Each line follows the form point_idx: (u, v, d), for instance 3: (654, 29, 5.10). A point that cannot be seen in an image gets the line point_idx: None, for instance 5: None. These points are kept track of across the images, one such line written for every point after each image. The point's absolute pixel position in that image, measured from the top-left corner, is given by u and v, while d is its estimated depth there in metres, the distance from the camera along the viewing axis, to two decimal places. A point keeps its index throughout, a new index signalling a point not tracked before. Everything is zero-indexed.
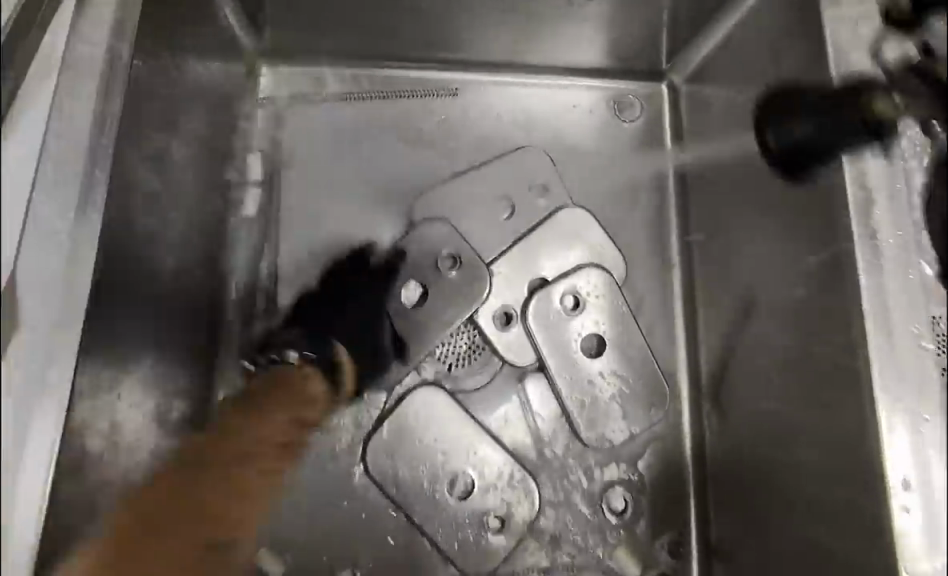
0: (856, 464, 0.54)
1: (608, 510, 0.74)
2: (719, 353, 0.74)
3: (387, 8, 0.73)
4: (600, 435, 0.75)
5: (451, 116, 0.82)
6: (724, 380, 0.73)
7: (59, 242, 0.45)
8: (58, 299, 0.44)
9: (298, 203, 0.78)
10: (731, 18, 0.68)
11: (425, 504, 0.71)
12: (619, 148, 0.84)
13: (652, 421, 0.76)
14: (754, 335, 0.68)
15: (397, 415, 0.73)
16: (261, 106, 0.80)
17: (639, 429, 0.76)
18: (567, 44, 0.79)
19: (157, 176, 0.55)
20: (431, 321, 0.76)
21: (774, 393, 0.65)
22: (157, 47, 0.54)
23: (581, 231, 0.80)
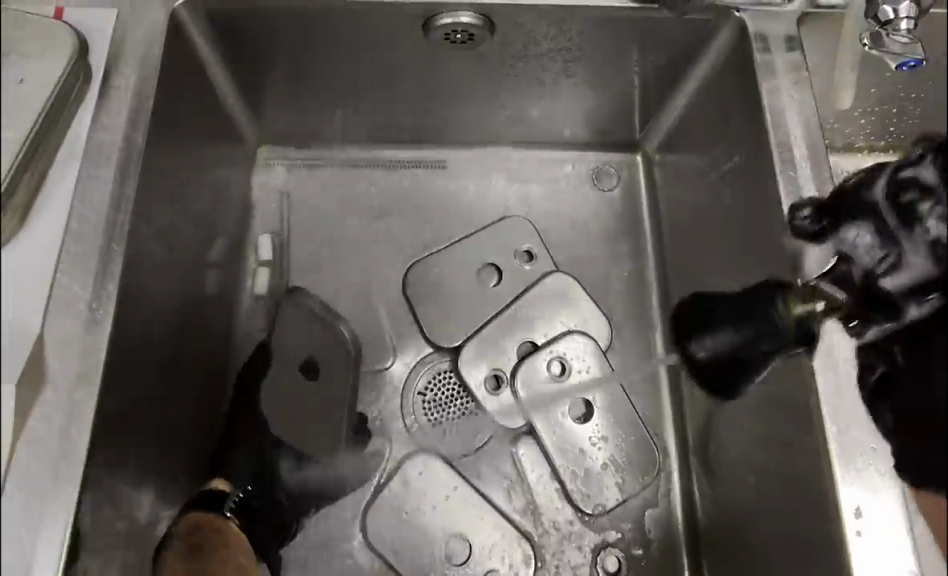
0: (817, 499, 0.57)
1: (603, 571, 0.81)
2: (702, 416, 0.82)
3: (388, 106, 0.88)
4: (592, 500, 0.84)
5: (446, 186, 0.96)
6: (709, 446, 0.80)
7: (76, 309, 0.54)
8: (77, 352, 0.53)
9: (320, 268, 0.92)
10: (686, 95, 0.82)
11: (422, 570, 0.79)
12: (602, 211, 0.96)
13: (645, 488, 0.85)
14: (739, 386, 0.72)
15: (397, 481, 0.83)
16: (274, 183, 0.94)
17: (630, 494, 0.84)
18: (536, 125, 0.92)
19: (168, 248, 0.66)
20: (425, 373, 0.88)
21: (746, 441, 0.71)
22: (165, 133, 0.65)
23: (570, 294, 0.91)
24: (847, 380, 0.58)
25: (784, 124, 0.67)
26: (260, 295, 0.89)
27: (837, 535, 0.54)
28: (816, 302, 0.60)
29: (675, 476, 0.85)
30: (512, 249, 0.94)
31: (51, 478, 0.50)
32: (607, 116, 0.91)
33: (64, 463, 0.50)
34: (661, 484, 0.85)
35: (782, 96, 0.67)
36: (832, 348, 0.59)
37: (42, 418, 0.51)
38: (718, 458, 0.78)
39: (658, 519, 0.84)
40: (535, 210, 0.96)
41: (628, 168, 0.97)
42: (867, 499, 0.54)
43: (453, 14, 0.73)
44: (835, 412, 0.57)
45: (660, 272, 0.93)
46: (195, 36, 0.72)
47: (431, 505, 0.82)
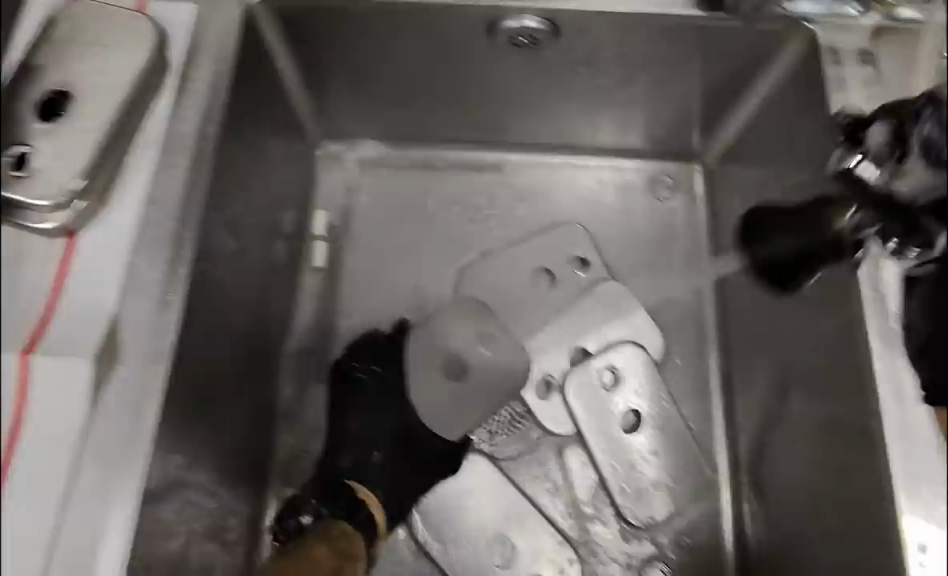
0: (878, 524, 0.57)
1: None
2: (757, 434, 0.81)
3: (451, 107, 0.89)
4: (640, 515, 0.83)
5: (502, 193, 0.96)
6: (763, 463, 0.79)
7: (150, 292, 0.55)
8: (147, 333, 0.54)
9: (375, 266, 0.92)
10: (752, 103, 0.81)
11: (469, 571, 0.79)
12: (659, 221, 0.96)
13: (694, 502, 0.84)
14: (797, 404, 0.71)
15: (446, 479, 0.83)
16: (332, 181, 0.95)
17: (679, 507, 0.84)
18: (597, 131, 0.92)
19: (233, 238, 0.67)
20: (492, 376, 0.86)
21: (806, 456, 0.70)
22: (235, 128, 0.66)
23: (623, 302, 0.91)
24: (914, 404, 0.57)
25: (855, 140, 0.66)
26: (318, 267, 0.91)
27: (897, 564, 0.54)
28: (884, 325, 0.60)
29: (726, 495, 0.84)
30: (566, 253, 0.93)
31: (125, 453, 0.52)
32: (668, 125, 0.90)
33: (136, 440, 0.52)
34: (710, 502, 0.84)
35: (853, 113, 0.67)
36: (897, 372, 0.59)
37: (112, 399, 0.52)
38: (772, 480, 0.77)
39: (706, 535, 0.83)
40: (591, 217, 0.95)
41: (686, 178, 0.96)
42: (927, 527, 0.54)
43: (518, 19, 0.73)
44: (898, 431, 0.57)
45: (717, 286, 0.92)
46: (266, 32, 0.74)
47: (477, 505, 0.82)
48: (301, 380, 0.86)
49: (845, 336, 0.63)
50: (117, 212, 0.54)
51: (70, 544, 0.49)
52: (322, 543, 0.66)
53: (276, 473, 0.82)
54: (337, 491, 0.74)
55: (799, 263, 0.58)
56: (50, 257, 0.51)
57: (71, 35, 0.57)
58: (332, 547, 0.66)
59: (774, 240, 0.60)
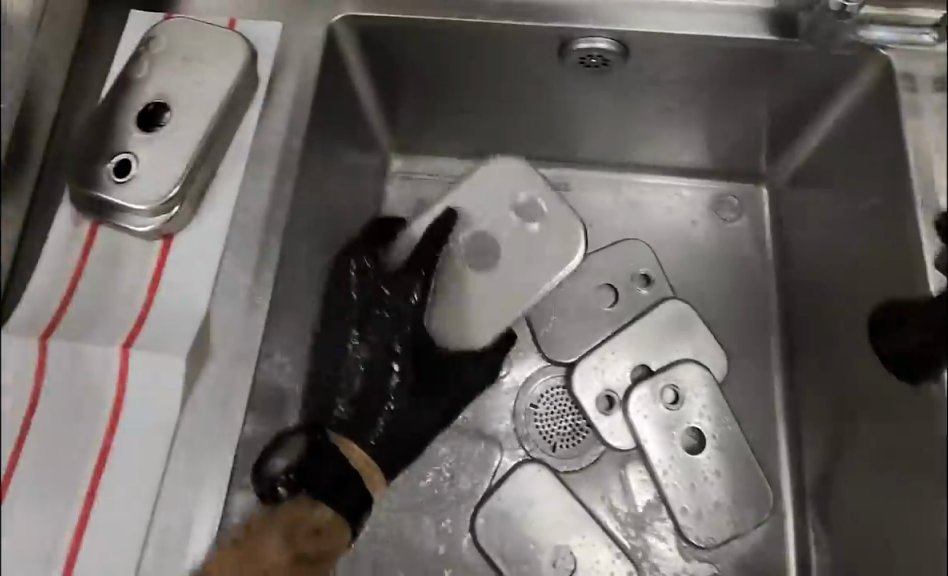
0: None
1: None
2: (823, 458, 0.81)
3: (522, 125, 0.91)
4: (702, 534, 0.83)
5: (565, 213, 0.96)
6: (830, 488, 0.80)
7: (238, 297, 0.58)
8: (242, 333, 0.58)
9: None
10: (823, 126, 0.81)
11: None
12: (724, 239, 0.96)
13: (757, 522, 0.84)
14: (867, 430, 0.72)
15: (506, 487, 0.84)
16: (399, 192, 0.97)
17: (741, 528, 0.84)
18: (664, 151, 0.93)
19: (311, 245, 0.70)
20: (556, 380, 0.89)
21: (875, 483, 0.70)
22: (315, 141, 0.69)
23: (686, 320, 0.90)
24: None
25: (932, 175, 0.67)
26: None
27: None
28: None
29: (788, 521, 0.85)
30: (630, 271, 0.93)
31: (213, 448, 0.55)
32: (736, 146, 0.91)
33: (224, 436, 0.55)
34: (772, 524, 0.85)
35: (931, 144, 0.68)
36: None
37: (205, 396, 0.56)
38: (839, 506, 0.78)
39: (766, 558, 0.84)
40: (655, 235, 0.96)
41: (753, 199, 0.96)
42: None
43: (589, 40, 0.75)
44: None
45: (782, 308, 0.92)
46: (344, 48, 0.76)
47: (536, 514, 0.82)
48: None
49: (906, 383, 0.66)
50: (208, 216, 0.59)
51: (161, 530, 0.53)
52: (280, 540, 0.56)
53: None
54: (326, 462, 0.62)
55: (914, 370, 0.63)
56: (146, 262, 0.57)
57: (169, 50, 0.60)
58: (290, 551, 0.57)
59: (890, 337, 0.65)
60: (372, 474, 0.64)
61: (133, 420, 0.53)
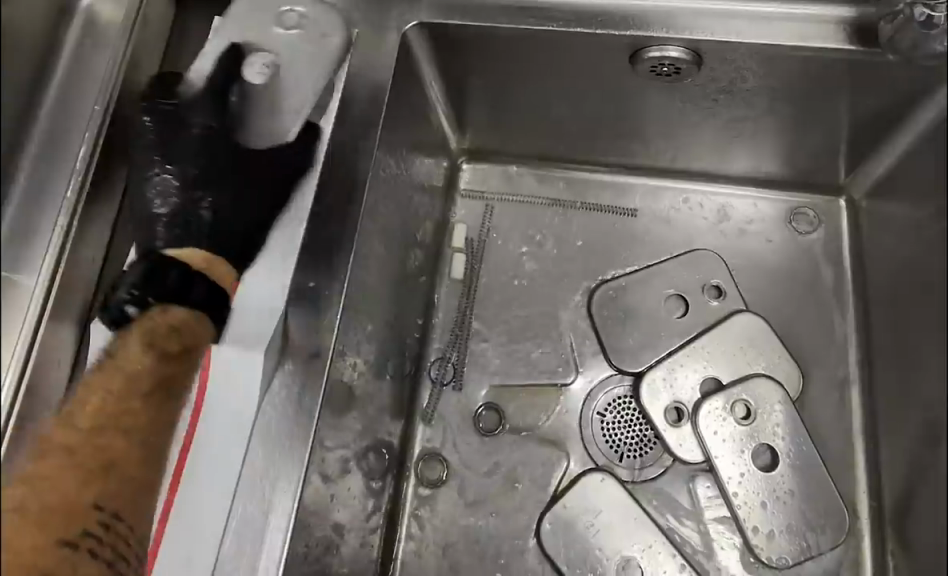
0: None
1: None
2: (903, 477, 0.78)
3: (593, 133, 0.90)
4: (772, 552, 0.81)
5: (635, 232, 0.95)
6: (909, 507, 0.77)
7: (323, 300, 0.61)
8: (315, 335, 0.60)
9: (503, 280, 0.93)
10: (904, 136, 0.79)
11: None
12: (797, 249, 0.94)
13: (830, 540, 0.82)
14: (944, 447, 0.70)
15: (572, 494, 0.83)
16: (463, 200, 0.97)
17: (814, 546, 0.82)
18: (736, 160, 0.92)
19: (382, 248, 0.71)
20: (622, 388, 0.88)
21: None
22: (388, 144, 0.70)
23: (757, 333, 0.89)
24: None
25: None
26: (458, 278, 0.93)
27: None
28: None
29: (865, 542, 0.82)
30: (701, 281, 0.92)
31: (286, 447, 0.57)
32: (812, 156, 0.89)
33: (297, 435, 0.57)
34: (847, 543, 0.82)
35: None
36: None
37: (280, 395, 0.59)
38: (918, 525, 0.75)
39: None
40: (725, 244, 0.94)
41: (830, 210, 0.94)
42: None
43: (661, 49, 0.75)
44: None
45: (859, 321, 0.89)
46: (418, 55, 0.78)
47: (601, 524, 0.82)
48: (434, 389, 0.88)
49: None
50: (271, 245, 0.61)
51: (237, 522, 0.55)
52: (138, 343, 0.51)
53: (409, 475, 0.85)
54: (162, 269, 0.53)
55: None
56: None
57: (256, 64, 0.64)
58: (156, 352, 0.51)
59: None
60: (214, 268, 0.57)
61: (209, 427, 0.56)
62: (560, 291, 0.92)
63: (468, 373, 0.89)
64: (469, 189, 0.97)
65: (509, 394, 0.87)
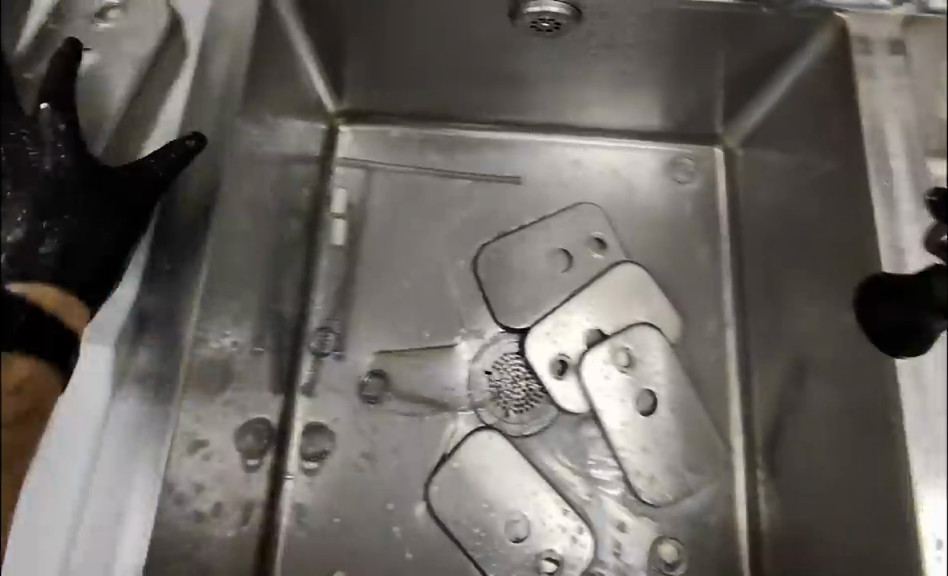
0: (890, 520, 0.60)
1: (664, 564, 0.80)
2: (774, 417, 0.81)
3: (472, 87, 0.88)
4: (654, 493, 0.83)
5: (526, 189, 0.94)
6: (779, 442, 0.79)
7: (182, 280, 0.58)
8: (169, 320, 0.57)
9: (383, 241, 0.90)
10: (775, 91, 0.80)
11: (487, 548, 0.79)
12: (676, 198, 0.94)
13: (707, 480, 0.84)
14: (813, 390, 0.72)
15: (462, 454, 0.83)
16: (344, 165, 0.93)
17: (694, 487, 0.83)
18: (614, 113, 0.91)
19: (249, 218, 0.67)
20: (508, 345, 0.88)
21: (826, 443, 0.70)
22: (250, 105, 0.66)
23: (637, 285, 0.90)
24: (936, 417, 0.61)
25: (884, 132, 0.66)
26: (338, 244, 0.89)
27: (914, 560, 0.57)
28: None
29: (740, 478, 0.84)
30: (584, 234, 0.92)
31: (138, 445, 0.54)
32: (689, 108, 0.89)
33: (149, 431, 0.54)
34: (722, 483, 0.84)
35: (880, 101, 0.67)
36: (925, 385, 0.62)
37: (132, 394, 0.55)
38: (786, 457, 0.78)
39: (718, 518, 0.83)
40: (606, 196, 0.94)
41: (706, 160, 0.95)
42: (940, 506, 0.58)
43: (540, 3, 0.72)
44: (920, 423, 0.60)
45: (735, 268, 0.91)
46: (281, 9, 0.73)
47: (490, 481, 0.82)
48: (315, 358, 0.85)
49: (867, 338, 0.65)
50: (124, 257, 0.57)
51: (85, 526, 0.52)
52: None
53: (291, 449, 0.82)
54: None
55: (896, 333, 0.58)
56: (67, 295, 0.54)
57: (113, 45, 0.60)
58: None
59: (869, 315, 0.60)
60: (74, 316, 0.50)
61: (62, 425, 0.53)
62: (443, 250, 0.90)
63: (349, 340, 0.86)
64: (349, 155, 0.93)
65: (392, 359, 0.85)
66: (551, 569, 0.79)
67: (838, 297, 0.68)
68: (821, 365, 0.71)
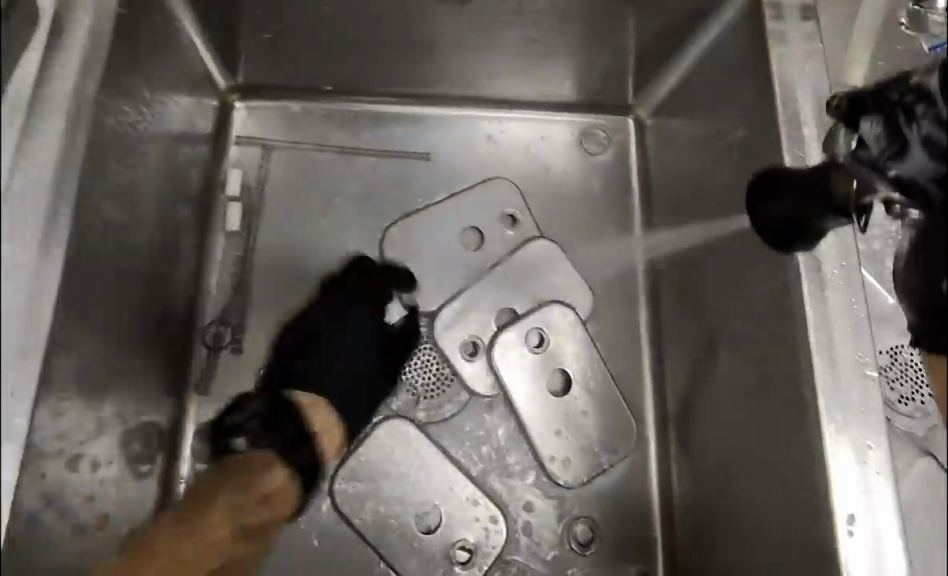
0: (805, 497, 0.58)
1: (576, 544, 0.78)
2: (685, 393, 0.79)
3: (372, 57, 0.83)
4: (569, 474, 0.80)
5: (434, 167, 0.89)
6: (689, 417, 0.78)
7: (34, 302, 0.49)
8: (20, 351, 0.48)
9: (281, 222, 0.85)
10: (687, 58, 0.77)
11: (396, 540, 0.76)
12: (586, 171, 0.91)
13: (621, 458, 0.82)
14: (725, 365, 0.70)
15: (369, 444, 0.79)
16: (240, 145, 0.87)
17: (608, 462, 0.81)
18: (523, 83, 0.87)
19: (125, 207, 0.60)
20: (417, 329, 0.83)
21: (738, 418, 0.68)
22: (122, 79, 0.59)
23: (549, 261, 0.87)
24: (848, 382, 0.57)
25: (796, 99, 0.63)
26: (234, 230, 0.83)
27: (829, 536, 0.54)
28: (816, 278, 0.59)
29: (652, 454, 0.83)
30: (495, 211, 0.88)
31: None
32: (602, 77, 0.86)
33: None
34: (635, 460, 0.82)
35: (796, 57, 0.64)
36: (833, 351, 0.58)
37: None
38: (698, 428, 0.76)
39: (630, 496, 0.81)
40: (517, 170, 0.90)
41: (617, 131, 0.92)
42: (849, 473, 0.55)
43: None
44: (831, 387, 0.57)
45: (647, 241, 0.88)
46: None
47: (399, 470, 0.78)
48: (211, 352, 0.79)
49: (779, 299, 0.62)
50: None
51: None
52: None
53: (186, 449, 0.76)
54: None
55: (789, 214, 0.53)
56: None
57: None
58: None
59: (763, 210, 0.55)
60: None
61: None
62: (347, 231, 0.85)
63: (247, 331, 0.81)
64: (245, 133, 0.87)
65: None
66: (463, 559, 0.76)
67: (749, 270, 0.66)
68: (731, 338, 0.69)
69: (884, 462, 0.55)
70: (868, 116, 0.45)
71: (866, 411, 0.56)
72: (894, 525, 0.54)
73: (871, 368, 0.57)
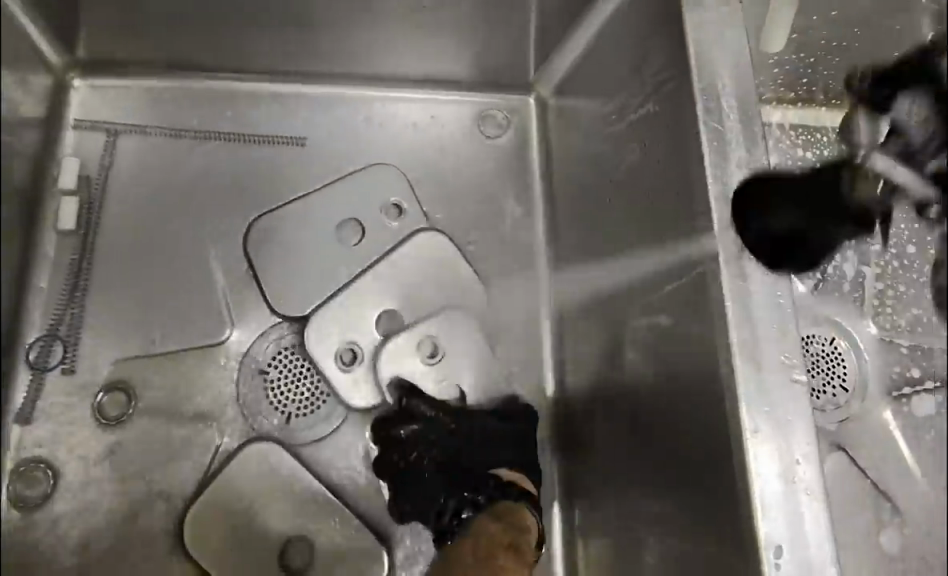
0: (724, 522, 0.50)
1: None
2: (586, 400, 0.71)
3: (233, 25, 0.71)
4: None
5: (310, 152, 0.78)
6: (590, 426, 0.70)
7: None
8: None
9: (127, 216, 0.73)
10: (591, 26, 0.68)
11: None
12: (482, 155, 0.82)
13: None
14: (630, 370, 0.62)
15: (225, 475, 0.68)
16: (80, 129, 0.74)
17: None
18: (409, 56, 0.77)
19: None
20: (289, 337, 0.73)
21: (645, 428, 0.60)
22: None
23: (437, 256, 0.77)
24: (772, 387, 0.49)
25: (712, 70, 0.55)
26: (68, 230, 0.71)
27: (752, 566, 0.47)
28: (737, 265, 0.51)
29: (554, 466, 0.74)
30: (377, 200, 0.78)
31: None
32: (499, 50, 0.77)
33: None
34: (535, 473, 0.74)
35: (710, 28, 0.56)
36: (757, 352, 0.50)
37: None
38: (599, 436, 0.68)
39: None
40: (404, 153, 0.80)
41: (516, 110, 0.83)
42: (776, 495, 0.47)
43: None
44: (753, 395, 0.49)
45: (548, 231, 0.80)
46: None
47: (261, 501, 0.68)
48: (36, 372, 0.68)
49: (694, 290, 0.54)
50: None
51: None
52: None
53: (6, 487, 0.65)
54: None
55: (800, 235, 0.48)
56: None
57: None
58: None
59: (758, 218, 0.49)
60: None
61: None
62: (205, 226, 0.74)
63: (83, 346, 0.69)
64: (86, 117, 0.74)
65: (139, 366, 0.69)
66: None
67: (658, 263, 0.58)
68: (635, 337, 0.62)
69: (813, 481, 0.48)
70: (896, 99, 0.45)
71: (790, 419, 0.49)
72: (824, 553, 0.47)
73: (799, 373, 0.50)
